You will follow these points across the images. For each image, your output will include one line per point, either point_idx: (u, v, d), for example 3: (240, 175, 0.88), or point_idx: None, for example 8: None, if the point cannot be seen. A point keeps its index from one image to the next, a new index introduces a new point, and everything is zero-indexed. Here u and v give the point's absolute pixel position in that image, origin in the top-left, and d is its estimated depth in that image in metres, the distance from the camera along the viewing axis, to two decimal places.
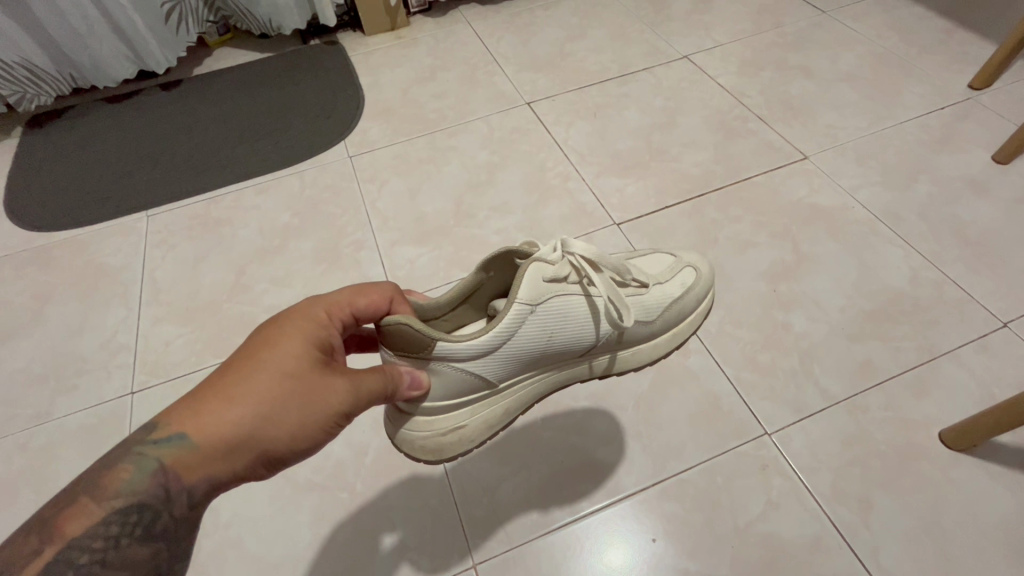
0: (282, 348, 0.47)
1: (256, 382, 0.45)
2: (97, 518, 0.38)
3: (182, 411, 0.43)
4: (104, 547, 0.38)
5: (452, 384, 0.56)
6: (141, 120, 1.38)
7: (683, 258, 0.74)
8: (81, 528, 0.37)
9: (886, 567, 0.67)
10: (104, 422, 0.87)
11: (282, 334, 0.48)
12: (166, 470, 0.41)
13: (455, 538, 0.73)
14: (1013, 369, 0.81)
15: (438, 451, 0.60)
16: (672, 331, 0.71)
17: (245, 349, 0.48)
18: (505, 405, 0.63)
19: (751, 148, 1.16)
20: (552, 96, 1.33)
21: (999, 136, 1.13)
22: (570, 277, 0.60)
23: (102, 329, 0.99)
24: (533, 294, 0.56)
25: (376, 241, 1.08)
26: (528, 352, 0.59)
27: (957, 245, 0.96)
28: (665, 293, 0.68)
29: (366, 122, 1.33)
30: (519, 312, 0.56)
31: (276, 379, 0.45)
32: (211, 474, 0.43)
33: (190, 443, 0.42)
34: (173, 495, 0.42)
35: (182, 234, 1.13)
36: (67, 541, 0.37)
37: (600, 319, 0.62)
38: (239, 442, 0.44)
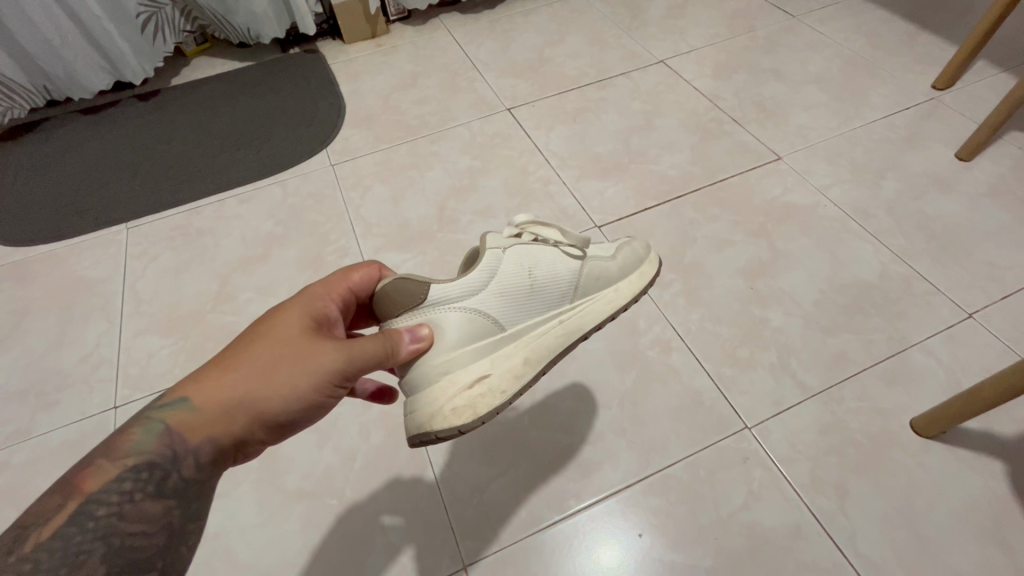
0: (277, 323, 0.53)
1: (250, 351, 0.50)
2: (112, 475, 0.43)
3: (192, 379, 0.50)
4: (119, 501, 0.42)
5: (457, 330, 0.58)
6: (119, 131, 1.37)
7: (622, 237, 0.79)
8: (98, 483, 0.42)
9: (863, 552, 0.69)
10: (87, 436, 0.86)
11: (280, 312, 0.54)
12: (172, 430, 0.47)
13: (446, 540, 0.74)
14: (979, 357, 0.84)
15: (472, 411, 0.56)
16: (637, 270, 0.69)
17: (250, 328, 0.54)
18: (523, 352, 0.60)
19: (727, 149, 1.19)
20: (532, 102, 1.35)
21: (961, 134, 1.17)
22: (527, 235, 0.66)
23: (83, 343, 0.98)
24: (499, 241, 0.62)
25: (360, 247, 1.08)
26: (516, 292, 0.61)
27: (924, 240, 1.00)
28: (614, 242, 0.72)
29: (348, 130, 1.33)
30: (493, 253, 0.61)
31: (268, 347, 0.51)
32: (213, 435, 0.48)
33: (194, 406, 0.48)
34: (179, 454, 0.47)
35: (164, 245, 1.13)
36: (85, 497, 0.41)
37: (573, 259, 0.66)
38: (235, 405, 0.49)
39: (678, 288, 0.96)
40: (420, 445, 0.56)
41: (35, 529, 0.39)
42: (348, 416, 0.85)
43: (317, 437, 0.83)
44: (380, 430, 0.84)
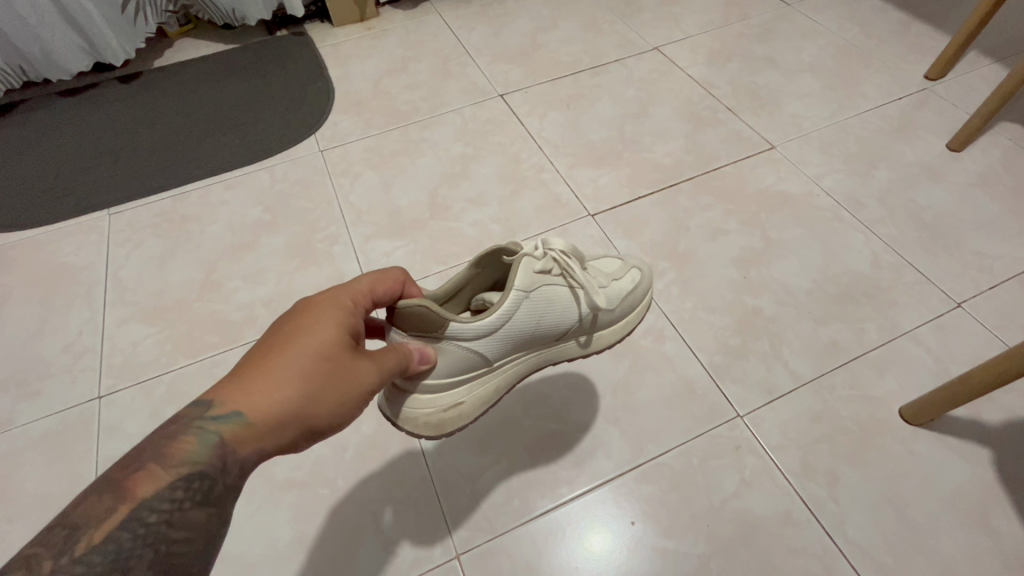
0: (316, 322, 0.48)
1: (302, 363, 0.45)
2: (165, 482, 0.37)
3: (226, 386, 0.43)
4: (171, 509, 0.37)
5: (457, 361, 0.58)
6: (100, 114, 1.33)
7: (630, 260, 0.75)
8: (153, 488, 0.37)
9: (851, 538, 0.70)
10: (70, 427, 0.84)
11: (313, 310, 0.49)
12: (219, 440, 0.40)
13: (438, 529, 0.73)
14: (967, 346, 0.85)
15: (442, 425, 0.60)
16: (622, 324, 0.72)
17: (284, 331, 0.47)
18: (498, 381, 0.64)
19: (721, 138, 1.18)
20: (524, 88, 1.33)
21: (953, 125, 1.17)
22: (554, 271, 0.62)
23: (65, 332, 0.96)
24: (527, 281, 0.59)
25: (350, 235, 1.06)
26: (518, 336, 0.61)
27: (915, 230, 1.00)
28: (622, 287, 0.70)
29: (337, 115, 1.30)
30: (516, 298, 0.58)
31: (320, 360, 0.46)
32: (263, 445, 0.42)
33: (245, 417, 0.42)
34: (228, 465, 0.41)
35: (148, 231, 1.10)
36: (139, 501, 0.36)
37: (582, 304, 0.65)
38: (285, 410, 0.43)
39: (671, 277, 0.96)
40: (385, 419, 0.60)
41: (87, 532, 0.34)
42: None
43: None
44: (371, 420, 0.83)
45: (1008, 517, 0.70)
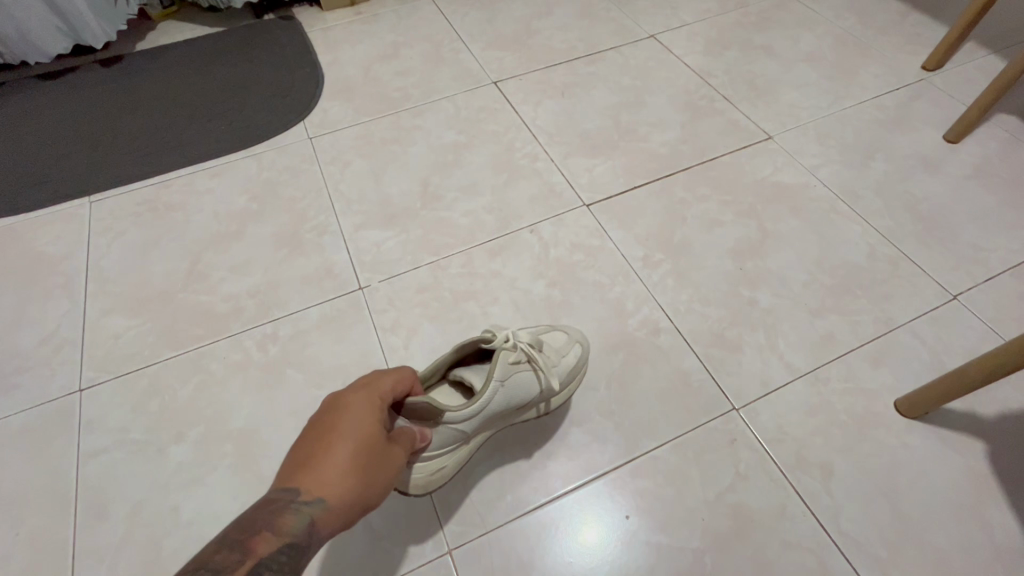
0: (370, 409, 0.51)
1: (368, 447, 0.49)
2: (274, 547, 0.41)
3: (296, 472, 0.45)
4: (278, 573, 0.40)
5: (443, 440, 0.63)
6: (80, 98, 1.29)
7: (575, 331, 0.81)
8: (269, 551, 0.40)
9: (846, 531, 0.70)
10: (50, 421, 0.82)
11: (361, 395, 0.52)
12: (301, 526, 0.42)
13: (430, 524, 0.72)
14: (962, 339, 0.85)
15: (425, 487, 0.65)
16: (572, 393, 0.79)
17: (340, 416, 0.50)
18: (472, 446, 0.70)
19: (717, 128, 1.17)
20: (518, 76, 1.30)
21: (949, 116, 1.17)
22: (522, 361, 0.69)
23: (44, 323, 0.93)
24: (504, 372, 0.66)
25: (339, 224, 1.04)
26: (493, 415, 0.68)
27: (912, 222, 0.99)
28: (573, 361, 0.77)
29: (326, 101, 1.27)
30: (495, 388, 0.64)
31: (379, 447, 0.50)
32: (332, 531, 0.45)
33: (330, 501, 0.44)
34: (305, 551, 0.42)
35: (130, 220, 1.07)
36: (258, 560, 0.39)
37: (546, 386, 0.72)
38: (352, 496, 0.46)
39: (666, 268, 0.95)
40: None
41: None
42: None
43: (296, 421, 0.81)
44: None
45: (1001, 510, 0.70)
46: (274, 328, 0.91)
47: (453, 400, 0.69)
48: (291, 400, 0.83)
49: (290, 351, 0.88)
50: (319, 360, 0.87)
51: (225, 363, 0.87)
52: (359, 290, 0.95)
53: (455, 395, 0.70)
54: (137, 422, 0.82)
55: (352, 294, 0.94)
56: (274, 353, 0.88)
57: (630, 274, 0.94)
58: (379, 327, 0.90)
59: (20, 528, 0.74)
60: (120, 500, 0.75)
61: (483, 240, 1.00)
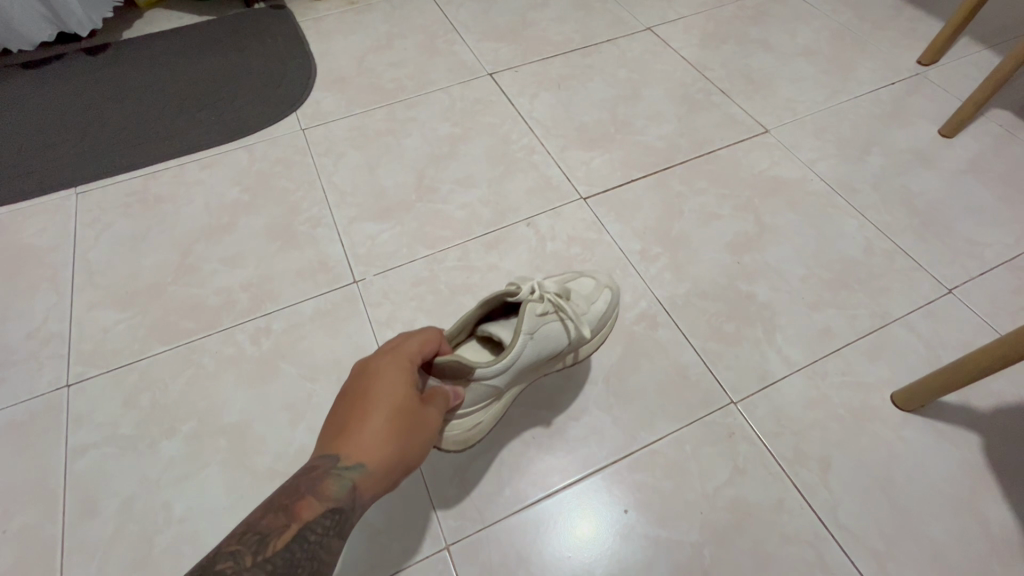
0: (398, 379, 0.56)
1: (399, 416, 0.54)
2: (318, 511, 0.48)
3: (335, 443, 0.52)
4: (321, 534, 0.47)
5: (478, 394, 0.66)
6: (65, 87, 1.25)
7: (599, 279, 0.80)
8: (312, 515, 0.48)
9: (843, 524, 0.70)
10: (38, 417, 0.80)
11: (385, 366, 0.57)
12: (341, 491, 0.49)
13: (428, 519, 0.71)
14: (957, 332, 0.85)
15: (464, 441, 0.68)
16: (602, 338, 0.80)
17: (373, 387, 0.56)
18: (506, 400, 0.72)
19: (715, 121, 1.16)
20: (514, 68, 1.29)
21: (945, 111, 1.17)
22: (549, 312, 0.70)
23: (30, 316, 0.91)
24: (532, 324, 0.67)
25: (333, 217, 1.02)
26: (525, 368, 0.70)
27: (907, 216, 0.99)
28: (598, 310, 0.77)
29: (319, 92, 1.25)
30: (524, 340, 0.66)
31: (410, 413, 0.55)
32: (374, 491, 0.52)
33: (368, 467, 0.51)
34: (348, 510, 0.50)
35: (118, 212, 1.04)
36: (303, 523, 0.47)
37: (574, 335, 0.73)
38: (388, 458, 0.52)
39: (664, 262, 0.94)
40: None
41: (272, 542, 0.44)
42: (324, 394, 0.82)
43: (290, 416, 0.80)
44: None
45: (996, 503, 0.71)
46: (267, 322, 0.89)
47: (483, 355, 0.71)
48: (285, 395, 0.82)
49: (283, 345, 0.87)
50: (313, 354, 0.85)
51: (217, 357, 0.85)
52: (354, 284, 0.93)
53: (484, 351, 0.72)
54: (126, 418, 0.80)
55: (346, 288, 0.93)
56: (267, 347, 0.86)
57: (627, 268, 0.94)
58: (375, 321, 0.89)
59: (7, 526, 0.72)
60: (109, 497, 0.74)
61: (479, 233, 0.99)
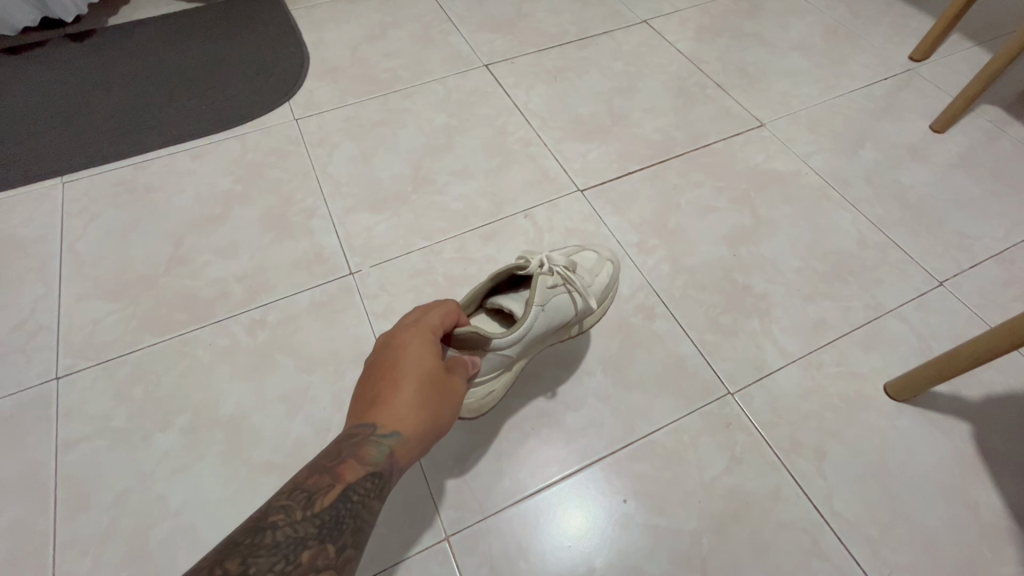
0: (423, 352, 0.57)
1: (428, 388, 0.55)
2: (360, 474, 0.48)
3: (369, 414, 0.52)
4: (363, 496, 0.47)
5: (492, 364, 0.67)
6: (50, 73, 1.22)
7: (602, 253, 0.81)
8: (355, 477, 0.48)
9: (838, 512, 0.71)
10: (27, 410, 0.79)
11: (409, 341, 0.58)
12: (380, 456, 0.49)
13: (428, 513, 0.71)
14: (948, 324, 0.87)
15: (479, 409, 0.70)
16: (606, 308, 0.81)
17: (399, 362, 0.56)
18: (517, 369, 0.74)
19: (711, 114, 1.17)
20: (510, 59, 1.28)
21: (935, 106, 1.18)
22: (559, 284, 0.71)
23: (18, 308, 0.89)
24: (543, 296, 0.68)
25: (328, 208, 1.01)
26: (535, 339, 0.71)
27: (900, 210, 1.01)
28: (603, 283, 0.78)
29: (312, 82, 1.23)
30: (536, 312, 0.67)
31: (437, 386, 0.56)
32: (409, 459, 0.52)
33: (404, 435, 0.51)
34: (387, 477, 0.50)
35: (108, 202, 1.02)
36: (346, 485, 0.47)
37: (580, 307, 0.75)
38: (421, 428, 0.53)
39: (661, 254, 0.95)
40: None
41: (318, 500, 0.45)
42: (321, 386, 0.81)
43: (286, 408, 0.79)
44: None
45: (985, 489, 0.72)
46: (261, 313, 0.88)
47: (494, 326, 0.72)
48: (281, 387, 0.81)
49: (279, 337, 0.86)
50: (309, 346, 0.85)
51: (211, 349, 0.84)
52: (350, 275, 0.92)
53: (495, 322, 0.73)
54: (119, 411, 0.79)
55: (343, 279, 0.92)
56: (262, 339, 0.85)
57: (625, 260, 0.94)
58: (371, 313, 0.88)
59: None
60: (103, 491, 0.72)
61: (476, 225, 0.99)
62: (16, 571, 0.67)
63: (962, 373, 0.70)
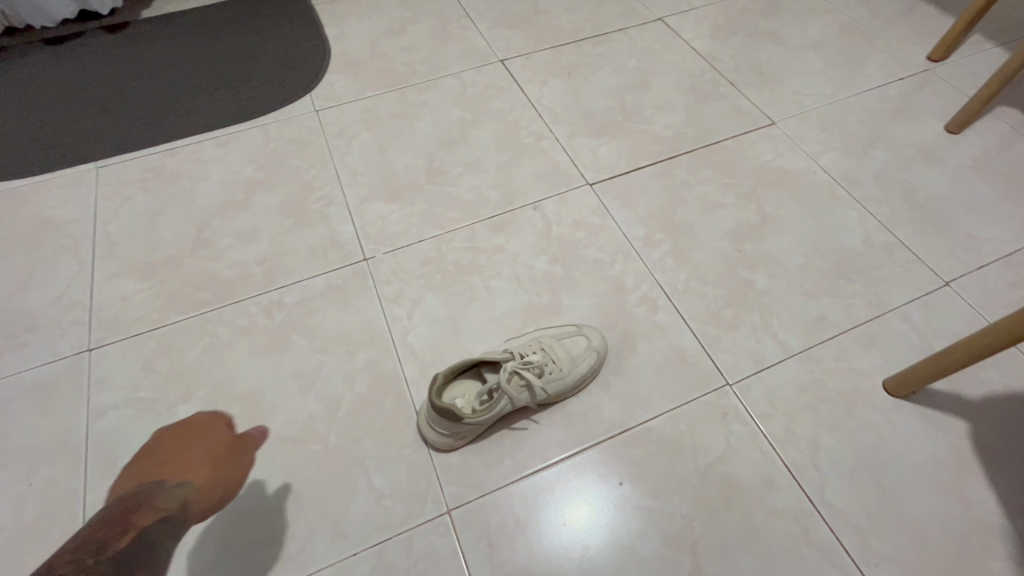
0: (195, 439, 0.78)
1: (202, 454, 0.76)
2: (154, 519, 0.63)
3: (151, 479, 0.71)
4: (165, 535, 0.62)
5: (459, 428, 0.73)
6: (85, 64, 1.28)
7: (594, 330, 0.83)
8: (149, 521, 0.62)
9: (830, 502, 0.72)
10: (60, 379, 0.84)
11: (194, 433, 0.79)
12: (171, 503, 0.67)
13: (260, 568, 0.69)
14: (951, 324, 0.87)
15: (444, 449, 0.76)
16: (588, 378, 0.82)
17: (176, 444, 0.77)
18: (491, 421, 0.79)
19: (722, 112, 1.18)
20: (525, 54, 1.31)
21: (952, 107, 1.18)
22: (533, 377, 0.75)
23: (53, 285, 0.94)
24: (512, 393, 0.73)
25: (345, 196, 1.05)
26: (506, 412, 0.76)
27: (909, 210, 1.01)
28: (589, 366, 0.80)
29: (333, 75, 1.27)
30: (502, 405, 0.73)
31: (209, 458, 0.76)
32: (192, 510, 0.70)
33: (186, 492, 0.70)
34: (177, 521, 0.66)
35: (137, 186, 1.07)
36: (142, 528, 0.60)
37: (560, 381, 0.77)
38: (203, 483, 0.74)
39: (666, 248, 0.96)
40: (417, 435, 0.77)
41: (115, 543, 0.56)
42: (333, 365, 0.85)
43: (300, 384, 0.83)
44: (365, 379, 0.83)
45: (978, 486, 0.73)
46: (279, 295, 0.92)
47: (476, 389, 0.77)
48: (296, 365, 0.85)
49: (295, 318, 0.90)
50: (324, 327, 0.89)
51: (232, 328, 0.89)
52: (364, 261, 0.96)
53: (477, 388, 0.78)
54: (145, 382, 0.83)
55: (357, 265, 0.96)
56: (279, 319, 0.90)
57: (630, 253, 0.96)
58: (383, 297, 0.92)
59: (31, 479, 0.76)
60: (129, 455, 0.77)
61: (486, 216, 1.02)
62: (50, 525, 0.72)
63: (959, 370, 0.71)
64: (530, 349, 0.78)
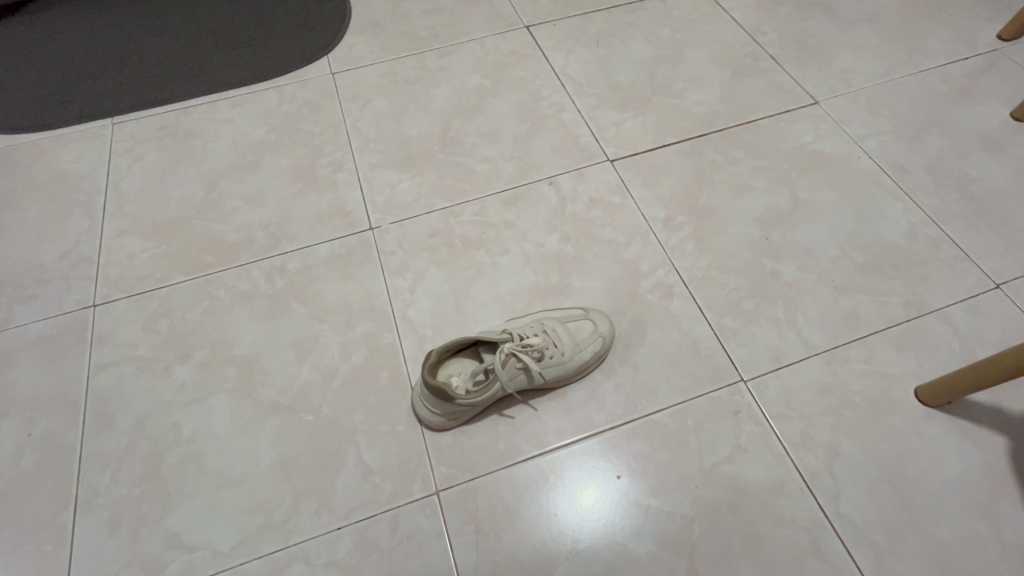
0: None
1: None
2: None
3: None
4: None
5: (453, 409, 0.70)
6: (108, 18, 1.27)
7: (601, 318, 0.78)
8: None
9: (845, 515, 0.67)
10: (65, 332, 0.84)
11: None
12: None
13: (244, 536, 0.69)
14: (999, 331, 0.79)
15: (440, 428, 0.74)
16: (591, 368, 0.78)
17: None
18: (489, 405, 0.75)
19: (761, 89, 1.09)
20: (552, 21, 1.23)
21: (1021, 92, 1.06)
22: (532, 360, 0.71)
23: (64, 239, 0.94)
24: (508, 375, 0.70)
25: (355, 162, 1.02)
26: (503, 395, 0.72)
27: (962, 204, 0.92)
28: (592, 354, 0.75)
29: (351, 36, 1.22)
30: (497, 388, 0.69)
31: None
32: None
33: None
34: None
35: (151, 144, 1.06)
36: None
37: (561, 366, 0.73)
38: None
39: (687, 232, 0.90)
40: (414, 414, 0.75)
41: None
42: (331, 335, 0.83)
43: (297, 353, 0.81)
44: (362, 352, 0.81)
45: (1014, 509, 0.67)
46: (282, 261, 0.90)
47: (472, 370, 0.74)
48: (294, 333, 0.83)
49: (296, 285, 0.88)
50: (324, 296, 0.86)
51: (233, 291, 0.87)
52: (369, 230, 0.93)
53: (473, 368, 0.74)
54: (145, 341, 0.83)
55: (362, 234, 0.93)
56: (280, 285, 0.88)
57: (648, 235, 0.90)
58: (386, 269, 0.89)
59: (31, 430, 0.76)
60: (125, 413, 0.77)
61: (499, 189, 0.97)
62: (47, 476, 0.73)
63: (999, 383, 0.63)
64: (531, 332, 0.74)
